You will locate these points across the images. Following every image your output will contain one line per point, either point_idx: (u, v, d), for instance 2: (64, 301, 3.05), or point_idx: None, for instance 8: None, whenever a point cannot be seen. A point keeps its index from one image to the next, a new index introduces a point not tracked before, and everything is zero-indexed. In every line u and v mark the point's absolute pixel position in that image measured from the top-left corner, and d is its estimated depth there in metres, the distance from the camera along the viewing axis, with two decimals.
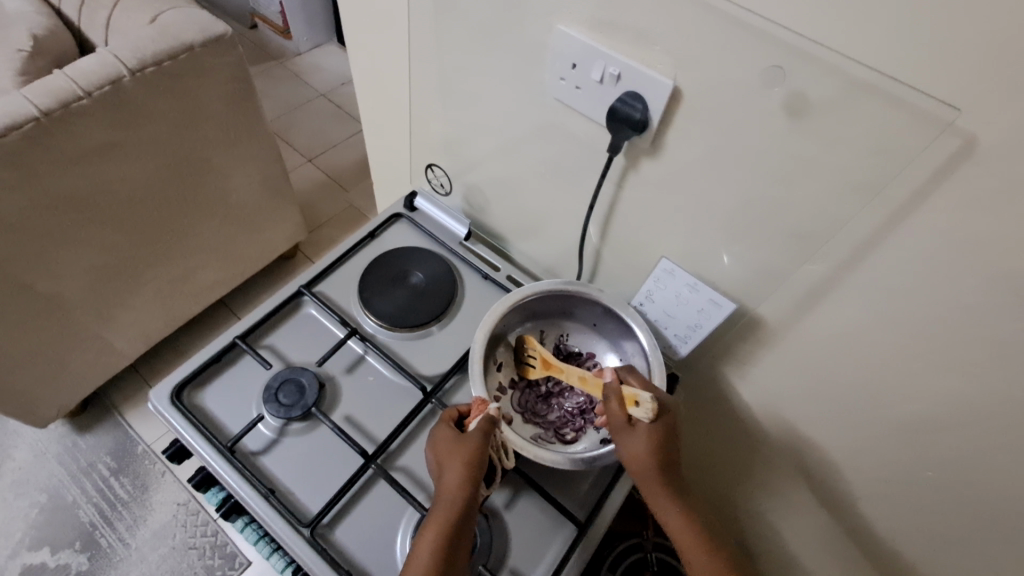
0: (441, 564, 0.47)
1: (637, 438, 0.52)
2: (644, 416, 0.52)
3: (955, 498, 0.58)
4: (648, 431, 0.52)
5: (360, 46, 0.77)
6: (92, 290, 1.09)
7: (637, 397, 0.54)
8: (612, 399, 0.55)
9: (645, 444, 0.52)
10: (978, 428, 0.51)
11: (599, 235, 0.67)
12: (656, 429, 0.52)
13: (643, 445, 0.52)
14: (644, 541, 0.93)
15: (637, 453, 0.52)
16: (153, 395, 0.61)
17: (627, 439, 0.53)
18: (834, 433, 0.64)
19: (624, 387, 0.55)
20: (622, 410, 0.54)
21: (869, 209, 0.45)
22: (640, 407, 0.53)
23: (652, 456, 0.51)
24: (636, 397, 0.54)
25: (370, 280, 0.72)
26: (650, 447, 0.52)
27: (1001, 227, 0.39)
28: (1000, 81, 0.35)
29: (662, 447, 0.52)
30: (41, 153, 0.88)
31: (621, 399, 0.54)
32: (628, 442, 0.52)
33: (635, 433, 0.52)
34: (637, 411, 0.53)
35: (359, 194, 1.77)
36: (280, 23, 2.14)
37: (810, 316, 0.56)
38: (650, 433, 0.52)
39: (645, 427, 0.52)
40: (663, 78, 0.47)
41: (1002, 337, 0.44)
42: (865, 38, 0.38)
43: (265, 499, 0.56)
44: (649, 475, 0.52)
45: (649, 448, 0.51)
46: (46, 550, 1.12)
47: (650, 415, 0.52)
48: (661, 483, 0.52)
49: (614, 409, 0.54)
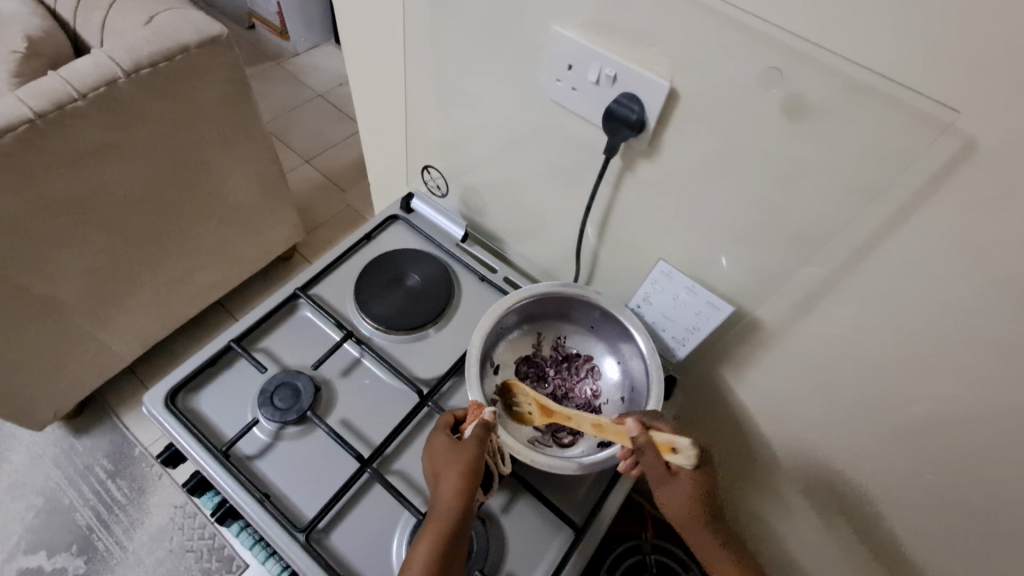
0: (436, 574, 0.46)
1: (680, 484, 0.53)
2: (686, 464, 0.51)
3: (955, 501, 0.57)
4: (691, 476, 0.53)
5: (356, 46, 0.77)
6: (88, 292, 1.08)
7: (674, 445, 0.52)
8: (648, 449, 0.53)
9: (689, 488, 0.53)
10: (980, 431, 0.50)
11: (596, 237, 0.66)
12: (698, 475, 0.53)
13: (686, 489, 0.53)
14: (643, 543, 0.93)
15: (680, 497, 0.53)
16: (147, 398, 0.61)
17: (668, 486, 0.53)
18: (833, 435, 0.64)
19: (658, 436, 0.53)
20: (659, 459, 0.53)
21: (868, 212, 0.45)
22: (679, 456, 0.52)
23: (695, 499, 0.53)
24: (672, 445, 0.52)
25: (366, 283, 0.72)
26: (693, 492, 0.53)
27: (1001, 230, 0.39)
28: (998, 83, 0.35)
29: (704, 488, 0.53)
30: (36, 155, 0.87)
31: (657, 447, 0.53)
32: (671, 489, 0.53)
33: (676, 479, 0.53)
34: (676, 460, 0.52)
35: (357, 195, 1.76)
36: (278, 23, 2.14)
37: (809, 319, 0.55)
38: (692, 478, 0.53)
39: (687, 474, 0.53)
40: (659, 79, 0.46)
41: (1002, 339, 0.44)
42: (863, 38, 0.37)
43: (260, 504, 0.56)
44: (691, 515, 0.53)
45: (695, 492, 0.52)
46: (43, 553, 1.11)
47: (692, 460, 0.51)
48: (703, 521, 0.54)
49: (652, 458, 0.53)
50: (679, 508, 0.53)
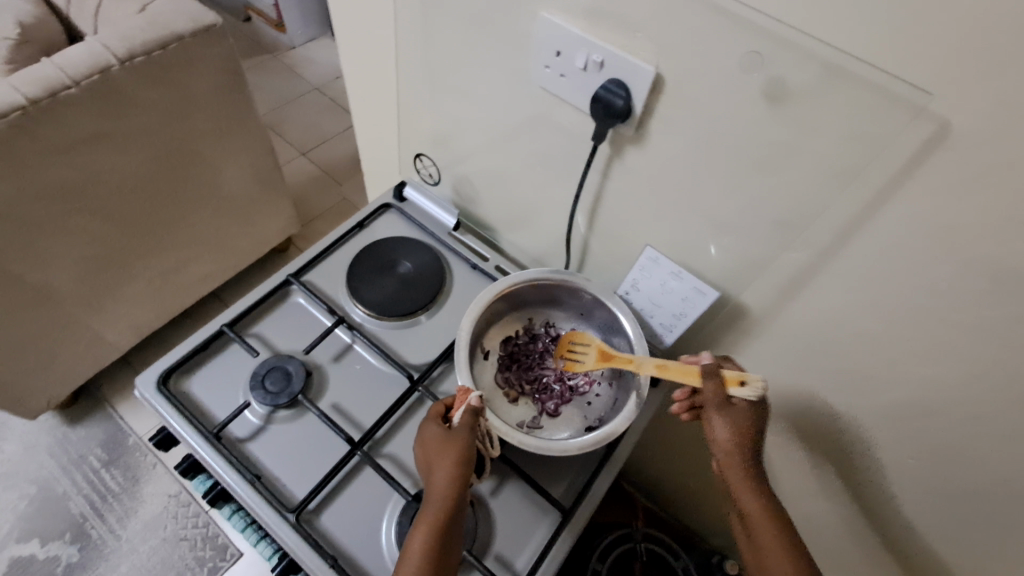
0: (431, 563, 0.47)
1: (737, 416, 0.52)
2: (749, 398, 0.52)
3: (937, 482, 0.59)
4: (744, 411, 0.53)
5: (347, 35, 0.77)
6: (81, 280, 1.08)
7: (741, 378, 0.52)
8: (711, 381, 0.53)
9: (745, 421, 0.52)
10: (959, 413, 0.52)
11: (586, 226, 0.67)
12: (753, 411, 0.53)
13: (737, 421, 0.52)
14: (633, 532, 0.92)
15: (734, 430, 0.52)
16: (139, 381, 0.62)
17: (725, 417, 0.52)
18: (818, 420, 0.65)
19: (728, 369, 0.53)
20: (723, 390, 0.52)
21: (846, 199, 0.46)
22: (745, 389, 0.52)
23: (740, 437, 0.52)
24: (741, 378, 0.53)
25: (358, 269, 0.72)
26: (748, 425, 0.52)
27: (972, 212, 0.40)
28: (967, 69, 0.36)
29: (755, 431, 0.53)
30: (30, 142, 0.88)
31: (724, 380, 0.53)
32: (724, 417, 0.52)
33: (733, 411, 0.52)
34: (741, 391, 0.52)
35: (352, 187, 1.76)
36: (274, 16, 2.16)
37: (793, 304, 0.56)
38: (748, 414, 0.53)
39: (744, 406, 0.52)
40: (645, 65, 0.47)
41: (977, 321, 0.45)
42: (842, 25, 0.38)
43: (251, 485, 0.56)
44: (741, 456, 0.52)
45: (736, 430, 0.52)
46: (36, 541, 1.12)
47: (758, 394, 0.51)
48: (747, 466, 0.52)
49: (717, 388, 0.52)
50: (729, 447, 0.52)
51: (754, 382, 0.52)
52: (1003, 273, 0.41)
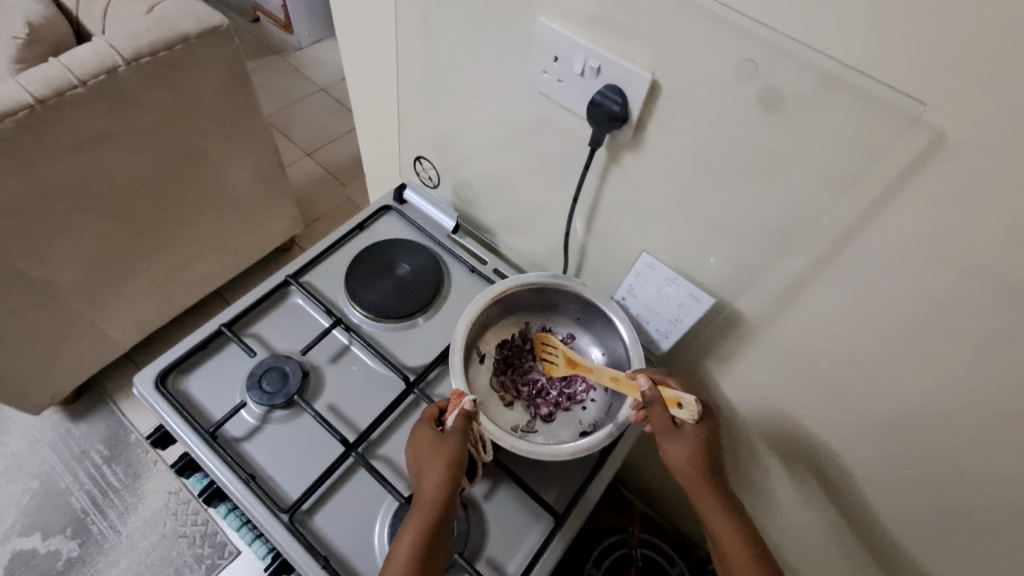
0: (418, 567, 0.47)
1: (684, 438, 0.53)
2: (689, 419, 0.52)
3: (933, 494, 0.58)
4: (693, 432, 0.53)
5: (349, 38, 0.77)
6: (87, 277, 1.09)
7: (679, 400, 0.53)
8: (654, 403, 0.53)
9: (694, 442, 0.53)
10: (955, 425, 0.51)
11: (584, 231, 0.67)
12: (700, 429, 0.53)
13: (689, 446, 0.52)
14: (629, 537, 0.91)
15: (687, 451, 0.53)
16: (138, 378, 0.62)
17: (672, 441, 0.53)
18: (816, 429, 0.64)
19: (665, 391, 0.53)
20: (665, 414, 0.53)
21: (842, 207, 0.45)
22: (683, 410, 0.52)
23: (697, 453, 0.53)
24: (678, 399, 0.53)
25: (357, 271, 0.73)
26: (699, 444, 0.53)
27: (968, 223, 0.40)
28: (962, 80, 0.35)
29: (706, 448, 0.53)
30: (36, 140, 0.89)
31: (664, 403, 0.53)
32: (674, 444, 0.53)
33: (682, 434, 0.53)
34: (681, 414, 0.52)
35: (357, 188, 1.77)
36: (282, 17, 2.17)
37: (789, 312, 0.56)
38: (696, 433, 0.53)
39: (691, 427, 0.53)
40: (641, 71, 0.47)
41: (972, 333, 0.44)
42: (839, 34, 0.38)
43: (245, 484, 0.57)
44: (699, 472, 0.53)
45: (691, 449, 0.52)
46: (37, 535, 1.13)
47: (694, 416, 0.52)
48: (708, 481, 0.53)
49: (658, 412, 0.53)
50: (685, 465, 0.53)
51: (690, 404, 0.52)
52: (999, 283, 0.41)
